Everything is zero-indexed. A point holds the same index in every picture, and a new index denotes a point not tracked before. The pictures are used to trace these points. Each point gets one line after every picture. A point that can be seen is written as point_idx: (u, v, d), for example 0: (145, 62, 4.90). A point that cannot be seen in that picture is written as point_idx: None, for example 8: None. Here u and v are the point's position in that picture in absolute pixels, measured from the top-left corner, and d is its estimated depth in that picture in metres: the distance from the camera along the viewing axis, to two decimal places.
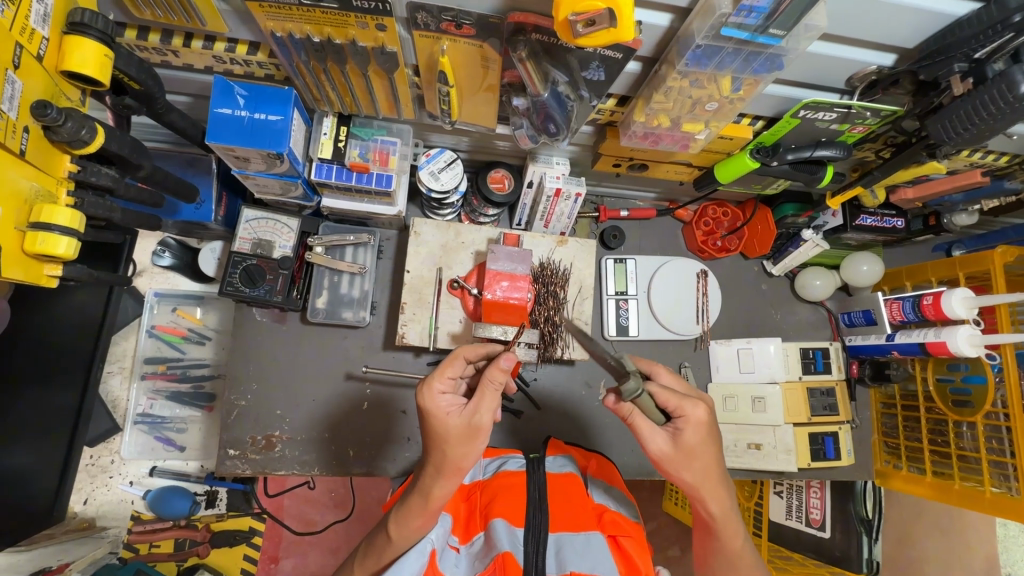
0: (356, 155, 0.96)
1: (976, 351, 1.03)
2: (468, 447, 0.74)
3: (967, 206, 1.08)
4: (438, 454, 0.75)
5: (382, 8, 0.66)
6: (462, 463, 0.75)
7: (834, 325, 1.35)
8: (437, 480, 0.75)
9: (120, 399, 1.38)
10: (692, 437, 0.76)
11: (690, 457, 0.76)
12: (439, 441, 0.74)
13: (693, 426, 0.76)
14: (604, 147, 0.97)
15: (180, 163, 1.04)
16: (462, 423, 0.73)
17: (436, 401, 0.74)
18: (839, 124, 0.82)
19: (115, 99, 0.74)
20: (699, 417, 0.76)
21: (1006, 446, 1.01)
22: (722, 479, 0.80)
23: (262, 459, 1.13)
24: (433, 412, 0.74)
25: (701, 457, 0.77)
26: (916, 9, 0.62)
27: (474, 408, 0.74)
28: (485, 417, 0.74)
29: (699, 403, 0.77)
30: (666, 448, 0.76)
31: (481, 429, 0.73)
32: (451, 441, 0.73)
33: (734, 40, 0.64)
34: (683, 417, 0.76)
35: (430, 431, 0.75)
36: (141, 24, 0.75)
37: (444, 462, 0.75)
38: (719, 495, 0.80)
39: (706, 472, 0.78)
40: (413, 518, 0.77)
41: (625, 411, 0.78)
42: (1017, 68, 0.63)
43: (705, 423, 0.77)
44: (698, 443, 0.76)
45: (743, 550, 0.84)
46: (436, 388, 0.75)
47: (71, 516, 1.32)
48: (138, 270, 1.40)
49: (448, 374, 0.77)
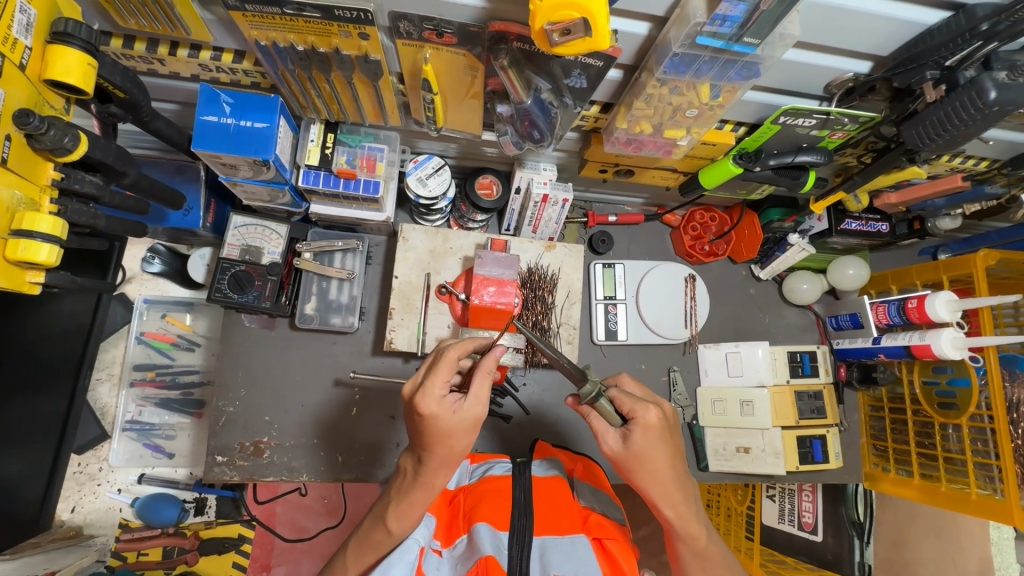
0: (343, 162, 0.96)
1: (959, 353, 1.04)
2: (471, 436, 0.76)
3: (949, 210, 1.10)
4: (443, 449, 0.75)
5: (364, 17, 0.67)
6: (463, 449, 0.77)
7: (821, 329, 1.36)
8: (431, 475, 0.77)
9: (109, 407, 1.38)
10: (641, 441, 0.76)
11: (641, 461, 0.76)
12: (443, 440, 0.74)
13: (643, 429, 0.76)
14: (589, 153, 0.98)
15: (168, 171, 1.05)
16: (463, 419, 0.74)
17: (441, 403, 0.73)
18: (820, 129, 0.83)
19: (100, 107, 0.75)
20: (650, 421, 0.76)
21: (991, 448, 1.02)
22: (680, 483, 0.79)
23: (250, 465, 1.12)
24: (439, 414, 0.73)
25: (652, 461, 0.76)
26: (889, 18, 0.63)
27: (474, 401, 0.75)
28: (483, 406, 0.75)
29: (654, 407, 0.77)
30: (618, 451, 0.78)
31: (480, 419, 0.75)
32: (457, 435, 0.74)
33: (709, 48, 0.65)
34: (634, 421, 0.77)
35: (432, 431, 0.74)
36: (127, 34, 0.76)
37: (449, 454, 0.76)
38: (675, 500, 0.79)
39: (660, 478, 0.77)
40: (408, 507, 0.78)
41: (584, 411, 0.81)
42: (987, 75, 0.65)
43: (656, 427, 0.76)
44: (648, 448, 0.76)
45: (707, 549, 0.84)
46: (435, 391, 0.73)
47: (58, 524, 1.31)
48: (128, 277, 1.39)
49: (445, 375, 0.75)
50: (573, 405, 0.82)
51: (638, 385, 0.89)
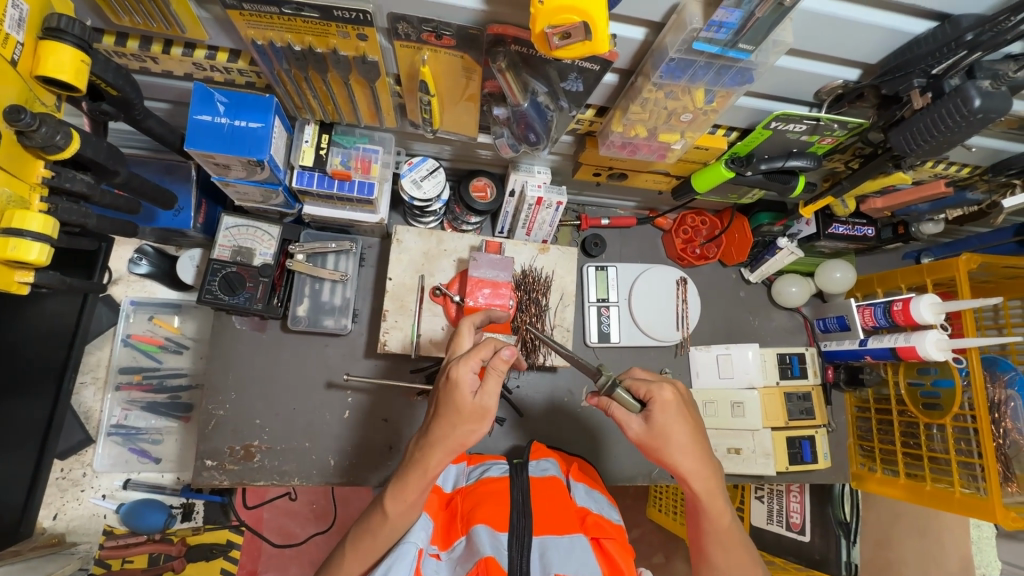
0: (337, 163, 0.96)
1: (943, 354, 1.06)
2: (474, 426, 0.75)
3: (932, 215, 1.13)
4: (446, 424, 0.75)
5: (363, 18, 0.67)
6: (464, 439, 0.75)
7: (810, 331, 1.38)
8: (415, 476, 0.77)
9: (93, 411, 1.35)
10: (663, 418, 0.78)
11: (667, 440, 0.78)
12: (452, 414, 0.74)
13: (662, 407, 0.79)
14: (583, 156, 0.98)
15: (158, 171, 1.03)
16: (474, 402, 0.74)
17: (463, 374, 0.74)
18: (810, 135, 0.85)
19: (92, 105, 0.74)
20: (667, 398, 0.79)
21: (975, 448, 1.04)
22: (706, 458, 0.80)
23: (241, 469, 1.11)
24: (455, 383, 0.73)
25: (676, 437, 0.78)
26: (878, 27, 0.65)
27: (487, 392, 0.74)
28: (493, 401, 0.74)
29: (668, 385, 0.80)
30: (643, 434, 0.79)
31: (487, 412, 0.74)
32: (461, 415, 0.74)
33: (705, 54, 0.66)
34: (653, 401, 0.79)
35: (443, 402, 0.75)
36: (120, 31, 0.75)
37: (448, 437, 0.75)
38: (703, 475, 0.80)
39: (687, 452, 0.79)
40: (404, 488, 0.77)
41: (605, 404, 0.84)
42: (971, 84, 0.67)
43: (674, 403, 0.79)
44: (672, 424, 0.78)
45: (733, 531, 0.83)
46: (465, 363, 0.74)
47: (40, 532, 1.28)
48: (115, 278, 1.37)
49: (481, 355, 0.76)
50: (594, 401, 0.85)
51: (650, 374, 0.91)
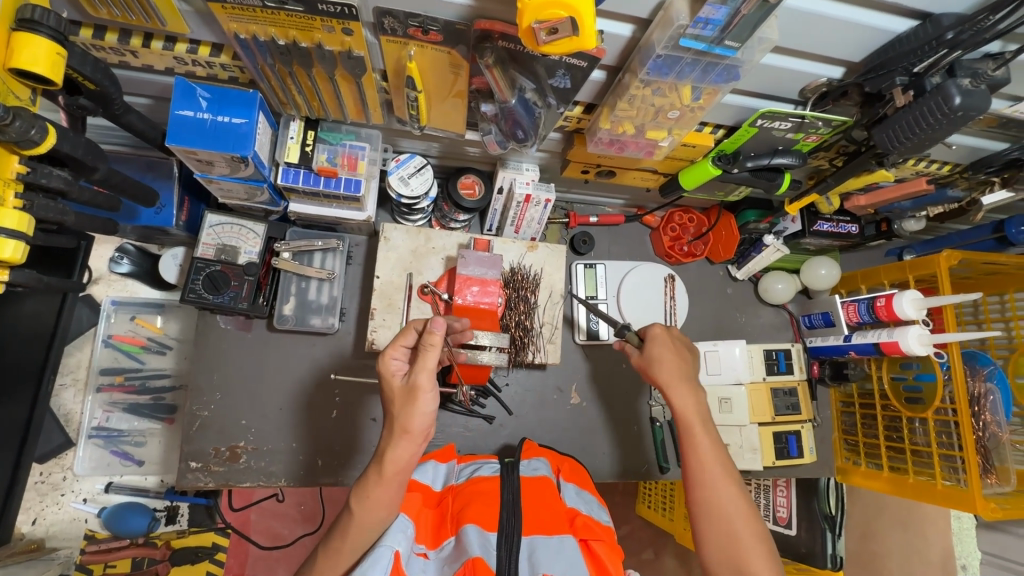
0: (323, 159, 0.94)
1: (925, 349, 1.08)
2: (413, 407, 0.78)
3: (914, 212, 1.14)
4: (388, 416, 0.81)
5: (348, 12, 0.66)
6: (415, 425, 0.78)
7: (795, 328, 1.40)
8: (377, 483, 0.78)
9: (74, 413, 1.32)
10: (652, 344, 0.97)
11: (657, 361, 0.95)
12: (389, 404, 0.81)
13: (654, 339, 0.98)
14: (571, 153, 0.98)
15: (139, 167, 1.01)
16: (402, 385, 0.80)
17: (387, 364, 0.82)
18: (795, 133, 0.85)
19: (68, 100, 0.72)
20: (656, 332, 0.98)
21: (955, 441, 1.06)
22: (690, 385, 0.94)
23: (226, 471, 1.09)
24: (382, 374, 0.82)
25: (666, 359, 0.95)
26: (861, 25, 0.65)
27: (420, 372, 0.78)
28: (424, 377, 0.78)
29: (662, 325, 0.99)
30: (641, 360, 0.98)
31: (419, 389, 0.78)
32: (395, 401, 0.80)
33: (692, 51, 0.67)
34: (645, 333, 0.99)
35: (385, 397, 0.83)
36: (98, 23, 0.73)
37: (393, 426, 0.79)
38: (683, 393, 0.93)
39: (676, 372, 0.94)
40: (372, 490, 0.78)
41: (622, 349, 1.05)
42: (952, 82, 0.68)
43: (664, 337, 0.98)
44: (663, 349, 0.96)
45: (713, 460, 0.88)
46: (388, 354, 0.83)
47: (18, 538, 1.25)
48: (95, 278, 1.34)
49: (404, 342, 0.83)
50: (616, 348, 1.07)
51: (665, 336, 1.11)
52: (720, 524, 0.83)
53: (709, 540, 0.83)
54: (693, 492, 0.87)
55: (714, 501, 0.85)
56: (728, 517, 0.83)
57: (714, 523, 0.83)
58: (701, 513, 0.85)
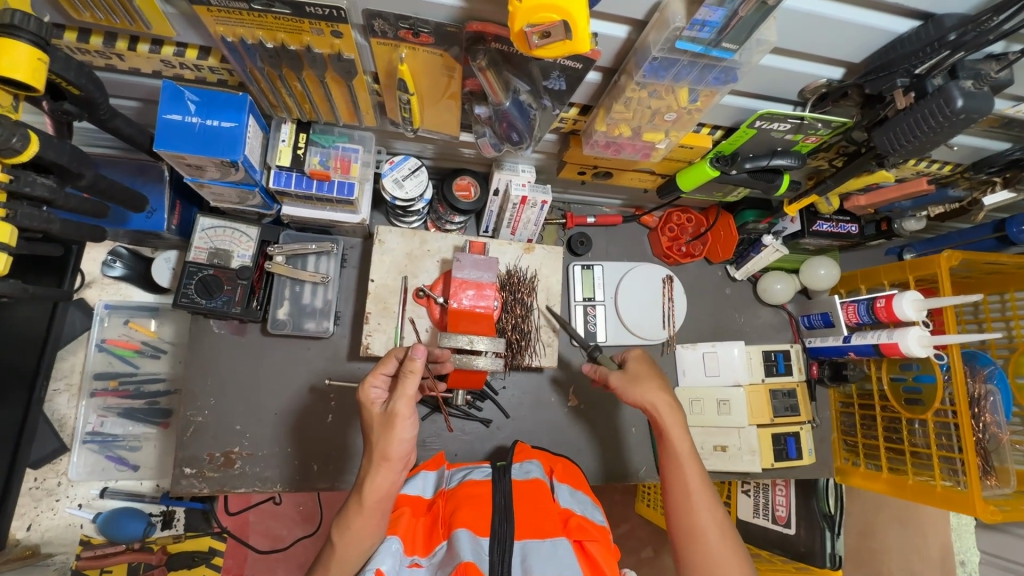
0: (316, 163, 0.93)
1: (925, 350, 1.07)
2: (391, 435, 0.79)
3: (914, 212, 1.13)
4: (369, 444, 0.82)
5: (337, 15, 0.65)
6: (396, 452, 0.79)
7: (794, 328, 1.39)
8: (358, 513, 0.78)
9: (68, 418, 1.31)
10: (633, 363, 0.97)
11: (637, 379, 0.94)
12: (369, 430, 0.83)
13: (634, 359, 0.98)
14: (568, 155, 0.97)
15: (129, 171, 1.00)
16: (381, 412, 0.81)
17: (367, 393, 0.84)
18: (794, 134, 0.84)
19: (52, 105, 0.70)
20: (637, 353, 0.98)
21: (954, 443, 1.05)
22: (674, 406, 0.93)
23: (221, 476, 1.08)
24: (362, 402, 0.84)
25: (645, 377, 0.95)
26: (861, 26, 0.64)
27: (399, 401, 0.79)
28: (402, 406, 0.79)
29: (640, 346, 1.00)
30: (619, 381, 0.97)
31: (396, 415, 0.79)
32: (375, 428, 0.81)
33: (688, 53, 0.65)
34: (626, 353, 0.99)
35: (366, 424, 0.84)
36: (82, 26, 0.72)
37: (373, 451, 0.80)
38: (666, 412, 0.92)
39: (657, 393, 0.92)
40: (353, 519, 0.79)
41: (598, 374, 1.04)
42: (954, 84, 0.66)
43: (645, 357, 0.98)
44: (643, 369, 0.96)
45: (693, 483, 0.87)
46: (368, 382, 0.84)
47: (13, 544, 1.24)
48: (87, 282, 1.33)
49: (384, 371, 0.84)
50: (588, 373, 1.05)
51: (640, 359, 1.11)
52: (699, 547, 0.83)
53: (690, 562, 0.83)
54: (675, 515, 0.87)
55: (693, 524, 0.84)
56: (707, 539, 0.83)
57: (696, 542, 0.83)
58: (681, 535, 0.85)
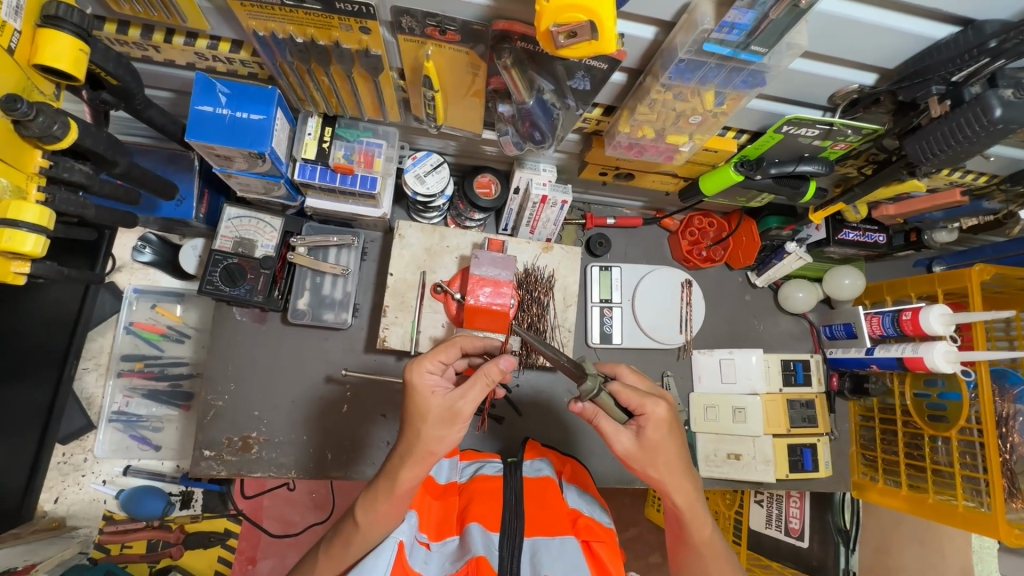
0: (340, 156, 0.95)
1: (952, 367, 1.03)
2: (444, 431, 0.75)
3: (946, 223, 1.10)
4: (412, 432, 0.76)
5: (365, 11, 0.66)
6: (440, 449, 0.76)
7: (815, 338, 1.36)
8: (387, 499, 0.76)
9: (95, 397, 1.36)
10: (654, 434, 0.77)
11: (658, 454, 0.77)
12: (417, 419, 0.76)
13: (654, 424, 0.77)
14: (590, 155, 0.97)
15: (161, 160, 1.04)
16: (442, 405, 0.75)
17: (423, 377, 0.77)
18: (822, 140, 0.82)
19: (92, 94, 0.73)
20: (658, 416, 0.77)
21: (979, 463, 1.02)
22: (689, 472, 0.81)
23: (239, 460, 1.11)
24: (418, 387, 0.76)
25: (666, 451, 0.78)
26: (896, 32, 0.63)
27: (465, 398, 0.76)
28: (468, 406, 0.75)
29: (660, 400, 0.78)
30: (635, 450, 0.78)
31: (459, 415, 0.75)
32: (429, 420, 0.75)
33: (716, 55, 0.64)
34: (644, 415, 0.77)
35: (410, 409, 0.77)
36: (121, 19, 0.74)
37: (416, 445, 0.75)
38: (684, 488, 0.80)
39: (672, 468, 0.79)
40: (380, 503, 0.77)
41: (591, 413, 0.79)
42: (993, 92, 0.64)
43: (666, 420, 0.78)
44: (662, 438, 0.77)
45: (711, 552, 0.83)
46: (426, 366, 0.77)
47: (40, 515, 1.29)
48: (118, 266, 1.37)
49: (439, 358, 0.80)
50: (577, 408, 0.80)
51: (638, 376, 0.86)
52: None
53: None
54: None
55: None
56: None
57: None
58: None
